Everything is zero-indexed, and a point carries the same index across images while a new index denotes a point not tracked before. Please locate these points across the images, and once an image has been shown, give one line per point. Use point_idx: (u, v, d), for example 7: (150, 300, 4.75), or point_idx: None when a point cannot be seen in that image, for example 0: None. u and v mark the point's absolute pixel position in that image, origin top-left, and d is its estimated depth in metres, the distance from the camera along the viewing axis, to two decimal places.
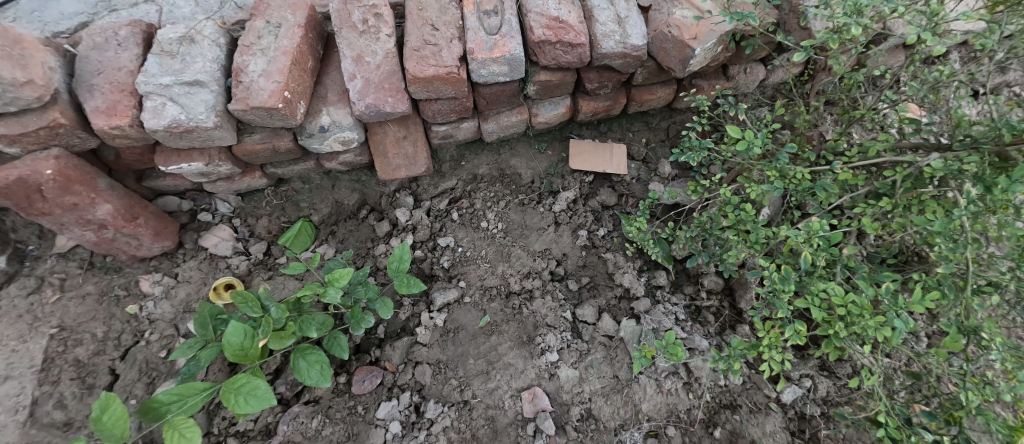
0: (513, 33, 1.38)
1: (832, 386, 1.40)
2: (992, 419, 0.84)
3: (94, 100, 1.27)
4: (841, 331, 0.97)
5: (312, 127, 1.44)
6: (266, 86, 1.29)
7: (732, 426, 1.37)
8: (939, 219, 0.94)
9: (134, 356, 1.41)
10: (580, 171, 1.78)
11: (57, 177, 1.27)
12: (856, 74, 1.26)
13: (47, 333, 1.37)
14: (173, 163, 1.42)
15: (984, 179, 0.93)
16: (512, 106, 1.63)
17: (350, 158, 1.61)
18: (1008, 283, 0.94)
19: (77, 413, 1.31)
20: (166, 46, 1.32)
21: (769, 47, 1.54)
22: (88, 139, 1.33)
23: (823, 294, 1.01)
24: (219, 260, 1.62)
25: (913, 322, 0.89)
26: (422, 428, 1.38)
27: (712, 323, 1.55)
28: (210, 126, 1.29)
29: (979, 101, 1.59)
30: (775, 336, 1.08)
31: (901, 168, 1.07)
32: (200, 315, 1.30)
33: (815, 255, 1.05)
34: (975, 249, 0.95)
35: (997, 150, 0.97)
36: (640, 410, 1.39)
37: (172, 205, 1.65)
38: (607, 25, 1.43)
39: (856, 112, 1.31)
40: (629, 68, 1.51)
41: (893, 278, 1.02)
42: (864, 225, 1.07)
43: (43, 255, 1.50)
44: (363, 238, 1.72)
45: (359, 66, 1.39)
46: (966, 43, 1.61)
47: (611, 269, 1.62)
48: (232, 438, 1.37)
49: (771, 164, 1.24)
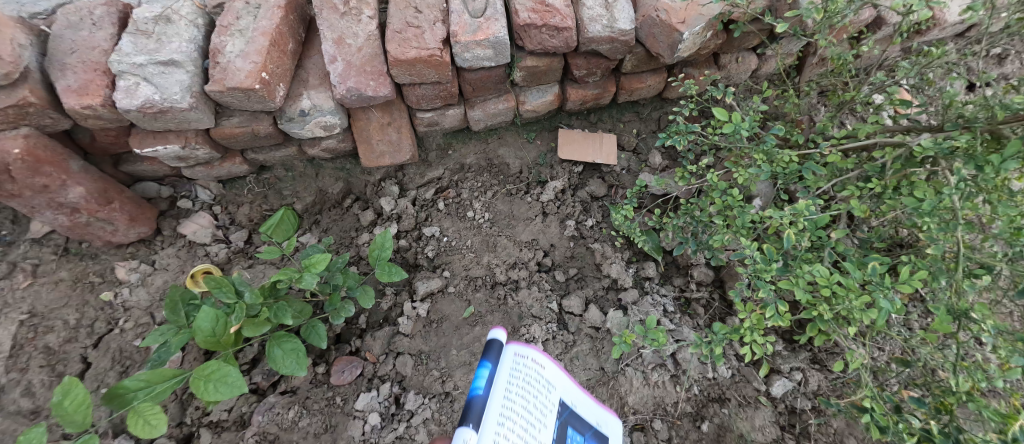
0: (498, 15, 1.35)
1: (824, 380, 1.35)
2: (984, 406, 0.80)
3: (67, 79, 1.24)
4: (825, 314, 0.93)
5: (293, 111, 1.41)
6: (243, 67, 1.26)
7: (720, 420, 1.33)
8: (927, 199, 0.90)
9: (107, 344, 1.38)
10: (569, 161, 1.75)
11: (26, 157, 1.24)
12: (846, 56, 1.23)
13: (16, 320, 1.34)
14: (149, 146, 1.39)
15: (976, 158, 0.89)
16: (499, 94, 1.60)
17: (332, 144, 1.58)
18: (999, 265, 0.89)
19: (45, 401, 1.27)
20: (140, 25, 1.28)
21: (760, 34, 1.52)
22: (61, 120, 1.30)
23: (808, 276, 0.95)
24: (198, 248, 1.58)
25: (900, 303, 0.85)
26: (401, 420, 1.35)
27: (702, 316, 1.51)
28: (185, 107, 1.26)
29: (976, 92, 1.57)
30: (757, 319, 1.04)
31: (891, 150, 1.03)
32: (171, 299, 1.25)
33: (800, 238, 1.02)
34: (967, 231, 0.91)
35: (988, 129, 0.94)
36: (625, 403, 1.36)
37: (150, 192, 1.62)
38: (594, 9, 1.40)
39: (845, 96, 1.27)
40: (617, 54, 1.49)
41: (882, 261, 0.97)
42: (853, 209, 1.02)
43: (16, 240, 1.46)
44: (346, 228, 1.68)
45: (340, 49, 1.36)
46: (963, 33, 1.58)
47: (599, 260, 1.58)
48: (205, 429, 1.33)
49: (759, 147, 1.20)
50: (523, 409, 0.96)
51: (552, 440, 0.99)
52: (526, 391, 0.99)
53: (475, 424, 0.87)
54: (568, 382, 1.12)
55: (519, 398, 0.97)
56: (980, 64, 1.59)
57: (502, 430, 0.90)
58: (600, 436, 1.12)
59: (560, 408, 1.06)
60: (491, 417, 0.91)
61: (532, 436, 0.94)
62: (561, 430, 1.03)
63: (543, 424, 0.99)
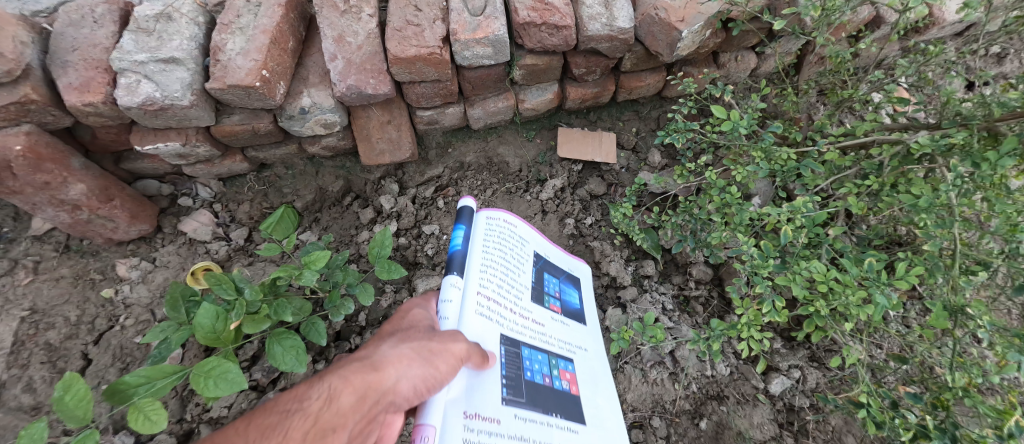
0: (497, 14, 1.35)
1: (822, 378, 1.35)
2: (981, 402, 0.80)
3: (68, 77, 1.25)
4: (823, 310, 0.93)
5: (293, 109, 1.41)
6: (244, 64, 1.27)
7: (718, 418, 1.33)
8: (924, 196, 0.90)
9: (107, 341, 1.38)
10: (568, 160, 1.75)
11: (27, 154, 1.25)
12: (845, 54, 1.23)
13: (17, 316, 1.35)
14: (149, 143, 1.39)
15: (972, 155, 0.89)
16: (499, 92, 1.61)
17: (332, 142, 1.59)
18: (996, 262, 0.89)
19: (46, 397, 1.28)
20: (141, 23, 1.29)
21: (759, 32, 1.52)
22: (62, 118, 1.30)
23: (805, 272, 0.96)
24: (198, 245, 1.59)
25: (897, 299, 0.85)
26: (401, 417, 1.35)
27: (700, 313, 1.51)
28: (186, 104, 1.27)
29: (975, 91, 1.57)
30: (755, 315, 1.05)
31: (888, 147, 1.04)
32: (171, 296, 1.25)
33: (798, 235, 1.02)
34: (964, 228, 0.91)
35: (985, 125, 0.94)
36: (624, 401, 1.36)
37: (151, 189, 1.62)
38: (593, 8, 1.40)
39: (842, 94, 1.28)
40: (616, 53, 1.49)
41: (879, 258, 0.97)
42: (851, 206, 1.03)
43: (17, 237, 1.47)
44: (346, 226, 1.68)
45: (340, 47, 1.36)
46: (962, 32, 1.58)
47: (599, 258, 1.58)
48: (205, 425, 1.34)
49: (757, 145, 1.21)
50: (502, 257, 1.29)
51: (530, 281, 1.35)
52: (501, 246, 1.31)
53: (457, 271, 1.15)
54: (538, 238, 1.45)
55: (497, 250, 1.29)
56: (979, 63, 1.59)
57: (483, 274, 1.22)
58: (572, 278, 1.47)
59: (536, 258, 1.41)
60: (473, 267, 1.22)
61: (511, 278, 1.29)
62: (538, 274, 1.38)
63: (521, 270, 1.34)
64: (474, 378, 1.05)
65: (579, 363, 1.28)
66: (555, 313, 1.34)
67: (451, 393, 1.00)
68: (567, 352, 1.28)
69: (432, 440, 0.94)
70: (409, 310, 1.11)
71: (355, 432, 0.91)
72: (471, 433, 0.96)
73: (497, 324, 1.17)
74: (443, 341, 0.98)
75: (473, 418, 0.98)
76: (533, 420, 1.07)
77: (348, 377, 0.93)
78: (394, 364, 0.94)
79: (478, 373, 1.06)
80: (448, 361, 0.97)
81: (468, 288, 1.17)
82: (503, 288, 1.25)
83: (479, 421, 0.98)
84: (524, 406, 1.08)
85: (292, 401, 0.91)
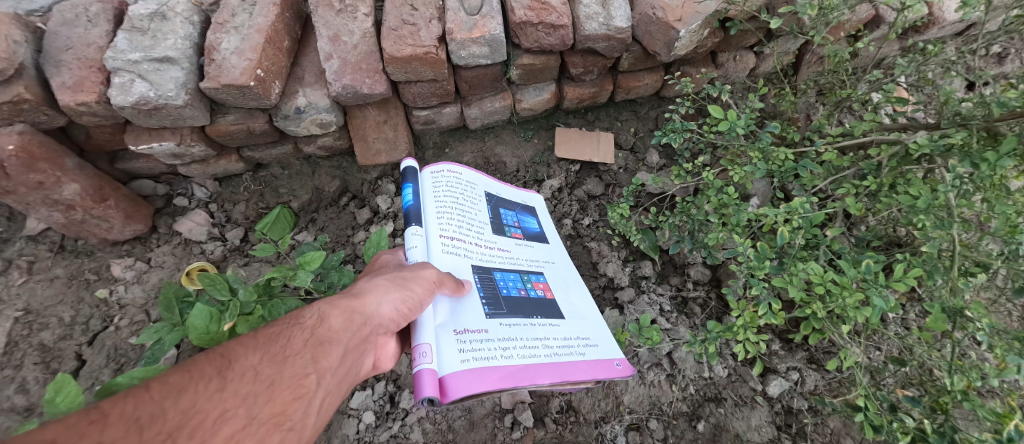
0: (493, 13, 1.34)
1: (820, 380, 1.33)
2: (980, 405, 0.79)
3: (62, 76, 1.24)
4: (820, 312, 0.93)
5: (288, 108, 1.41)
6: (238, 64, 1.26)
7: (716, 420, 1.32)
8: (923, 197, 0.89)
9: (102, 342, 1.37)
10: (566, 160, 1.75)
11: (20, 153, 1.24)
12: (843, 53, 1.22)
13: (11, 316, 1.35)
14: (143, 143, 1.39)
15: (972, 155, 0.88)
16: (496, 92, 1.60)
17: (328, 141, 1.58)
18: (996, 263, 0.88)
19: (39, 398, 1.27)
20: (136, 22, 1.28)
21: (757, 32, 1.51)
22: (56, 117, 1.30)
23: (802, 274, 0.95)
24: (194, 245, 1.58)
25: (895, 301, 0.84)
26: (396, 419, 1.35)
27: (698, 315, 1.50)
28: (180, 104, 1.26)
29: (975, 91, 1.55)
30: (752, 317, 1.04)
31: (887, 147, 1.03)
32: (165, 296, 1.20)
33: (795, 236, 1.01)
34: (963, 229, 0.90)
35: (985, 126, 0.93)
36: (621, 403, 1.35)
37: (146, 189, 1.62)
38: (591, 7, 1.39)
39: (841, 94, 1.26)
40: (614, 52, 1.48)
41: (877, 259, 0.96)
42: (849, 207, 1.02)
43: (11, 238, 1.46)
44: (343, 226, 1.68)
45: (335, 46, 1.36)
46: (963, 32, 1.57)
47: (596, 259, 1.58)
48: None
49: (754, 145, 1.20)
50: (455, 201, 1.33)
51: (489, 217, 1.40)
52: (453, 192, 1.34)
53: (416, 221, 1.17)
54: (486, 179, 1.49)
55: (450, 196, 1.32)
56: (980, 63, 1.58)
57: (442, 219, 1.24)
58: (527, 208, 1.54)
59: (488, 197, 1.45)
60: (431, 215, 1.24)
61: (470, 218, 1.33)
62: (493, 210, 1.43)
63: (476, 208, 1.38)
64: (455, 304, 1.09)
65: (550, 275, 1.37)
66: (519, 239, 1.42)
67: (437, 319, 1.04)
68: (536, 267, 1.37)
69: (431, 354, 0.96)
70: (379, 258, 1.13)
71: (350, 347, 0.88)
72: (465, 346, 1.01)
73: (466, 258, 1.22)
74: (413, 269, 1.01)
75: (463, 334, 1.04)
76: (519, 325, 1.14)
77: (333, 302, 0.91)
78: (375, 291, 0.94)
79: (458, 300, 1.10)
80: (423, 284, 0.98)
81: (430, 233, 1.20)
82: (463, 227, 1.29)
83: (470, 335, 1.04)
84: (509, 316, 1.15)
85: (282, 324, 0.87)
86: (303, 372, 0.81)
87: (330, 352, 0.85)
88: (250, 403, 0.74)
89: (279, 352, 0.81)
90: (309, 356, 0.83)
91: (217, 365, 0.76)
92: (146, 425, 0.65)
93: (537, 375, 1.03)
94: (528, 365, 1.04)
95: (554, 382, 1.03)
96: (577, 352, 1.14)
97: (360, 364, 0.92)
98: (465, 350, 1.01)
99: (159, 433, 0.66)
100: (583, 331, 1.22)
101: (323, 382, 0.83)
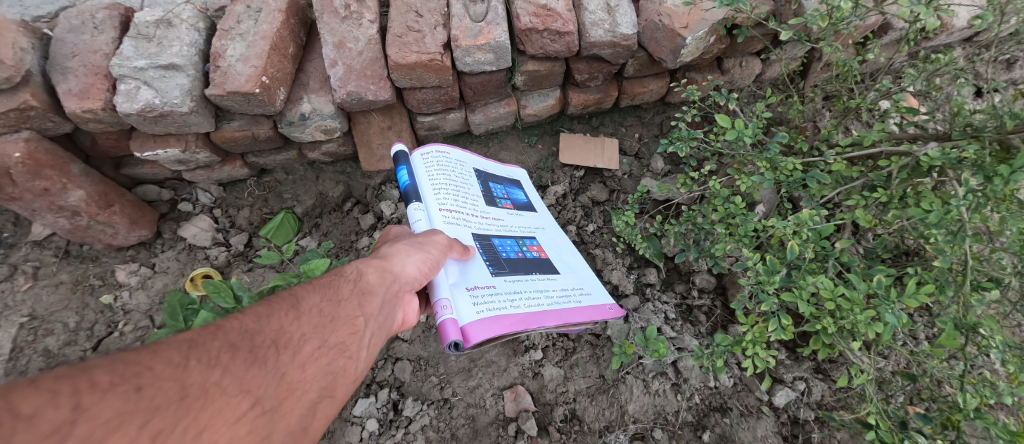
0: (499, 20, 1.34)
1: (826, 390, 1.32)
2: (992, 423, 0.77)
3: (68, 83, 1.25)
4: (830, 326, 0.92)
5: (293, 115, 1.41)
6: (243, 71, 1.26)
7: (721, 430, 1.31)
8: (934, 211, 0.88)
9: (106, 347, 1.38)
10: (570, 166, 1.74)
11: (27, 160, 1.24)
12: (851, 62, 1.21)
13: (16, 322, 1.36)
14: (149, 149, 1.39)
15: (983, 168, 0.87)
16: (500, 98, 1.60)
17: (333, 147, 1.58)
18: (1008, 277, 0.86)
19: None
20: (142, 29, 1.28)
21: (763, 39, 1.50)
22: (62, 124, 1.30)
23: (811, 288, 0.93)
24: (198, 251, 1.58)
25: (906, 317, 0.82)
26: (400, 427, 1.34)
27: (703, 323, 1.49)
28: (185, 110, 1.26)
29: (984, 99, 1.54)
30: (760, 330, 1.03)
31: (897, 159, 1.01)
32: (169, 303, 1.12)
33: (803, 247, 1.00)
34: (975, 243, 0.89)
35: (997, 138, 0.92)
36: (625, 412, 1.34)
37: (151, 195, 1.61)
38: (596, 14, 1.39)
39: (849, 103, 1.25)
40: (620, 58, 1.47)
41: (887, 272, 0.95)
42: (858, 218, 1.01)
43: (18, 242, 1.47)
44: (346, 231, 1.67)
45: (340, 53, 1.35)
46: (972, 38, 1.55)
47: (600, 266, 1.57)
48: None
49: (761, 155, 1.19)
50: (448, 178, 1.35)
51: (481, 192, 1.43)
52: (445, 171, 1.36)
53: (416, 199, 1.20)
54: (473, 156, 1.50)
55: (442, 175, 1.34)
56: (988, 70, 1.56)
57: (438, 196, 1.27)
58: (513, 181, 1.58)
59: (476, 173, 1.47)
60: (427, 193, 1.26)
61: (464, 193, 1.36)
62: (483, 184, 1.46)
63: (468, 184, 1.40)
64: (464, 265, 1.16)
65: (543, 239, 1.44)
66: (509, 210, 1.47)
67: (450, 279, 1.10)
68: (529, 232, 1.43)
69: (450, 307, 1.04)
70: (387, 232, 1.16)
71: (387, 299, 0.91)
72: (478, 299, 1.10)
73: (467, 228, 1.27)
74: (427, 234, 1.06)
75: (475, 290, 1.11)
76: (520, 281, 1.24)
77: (369, 261, 0.96)
78: (399, 253, 0.98)
79: (465, 262, 1.17)
80: (437, 248, 1.04)
81: (430, 208, 1.24)
82: (459, 201, 1.32)
83: (480, 290, 1.12)
84: (511, 274, 1.24)
85: (329, 275, 0.91)
86: (355, 313, 0.85)
87: (372, 302, 0.89)
88: (320, 333, 0.79)
89: (334, 293, 0.86)
90: (357, 302, 0.86)
91: (288, 301, 0.81)
92: (252, 335, 0.72)
93: (543, 319, 1.14)
94: (535, 312, 1.15)
95: (558, 324, 1.15)
96: (575, 300, 1.26)
97: (395, 318, 0.94)
98: (478, 302, 1.09)
99: (262, 344, 0.72)
100: (578, 283, 1.33)
101: (371, 324, 0.87)
